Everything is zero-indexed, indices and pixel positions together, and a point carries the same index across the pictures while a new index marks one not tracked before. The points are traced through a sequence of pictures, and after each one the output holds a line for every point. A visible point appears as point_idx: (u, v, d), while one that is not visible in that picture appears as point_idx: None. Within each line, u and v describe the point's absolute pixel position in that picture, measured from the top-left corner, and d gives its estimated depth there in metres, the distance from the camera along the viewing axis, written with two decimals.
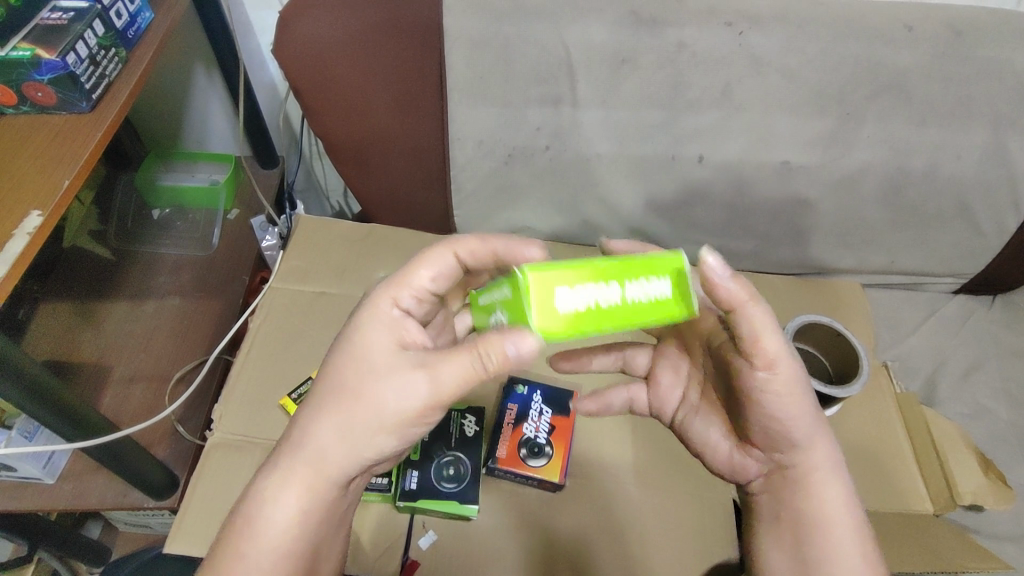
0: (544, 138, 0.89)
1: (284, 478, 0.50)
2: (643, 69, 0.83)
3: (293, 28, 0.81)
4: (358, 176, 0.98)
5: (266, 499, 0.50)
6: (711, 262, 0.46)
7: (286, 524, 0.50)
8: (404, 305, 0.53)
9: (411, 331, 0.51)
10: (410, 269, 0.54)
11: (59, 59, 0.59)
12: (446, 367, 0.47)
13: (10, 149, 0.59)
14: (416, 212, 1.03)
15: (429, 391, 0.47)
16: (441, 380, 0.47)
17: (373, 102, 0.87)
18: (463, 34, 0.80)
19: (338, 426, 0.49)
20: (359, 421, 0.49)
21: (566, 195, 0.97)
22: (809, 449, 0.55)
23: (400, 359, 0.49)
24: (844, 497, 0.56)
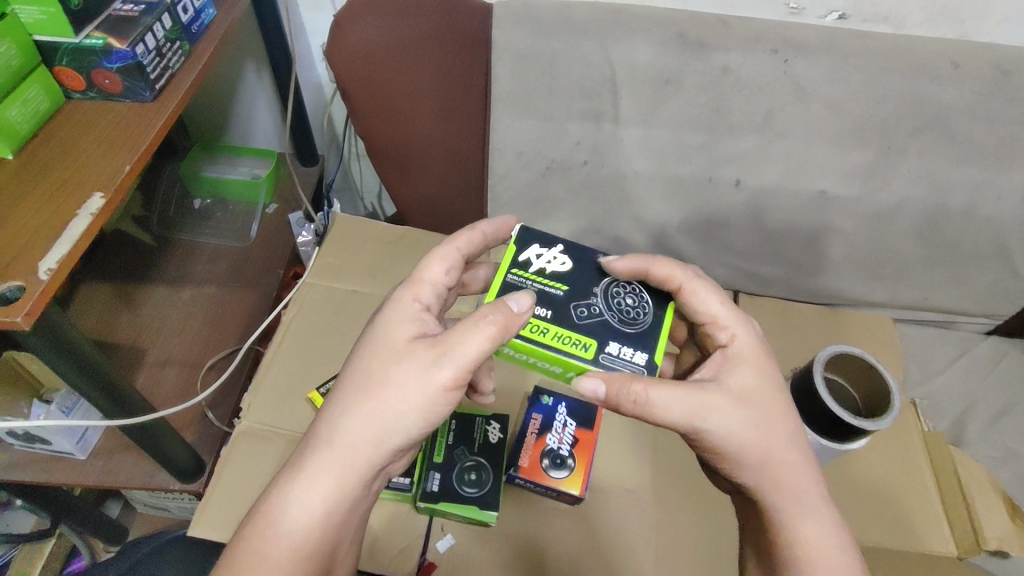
0: (583, 153, 0.90)
1: (301, 475, 0.51)
2: (687, 90, 0.85)
3: (346, 33, 0.84)
4: (397, 179, 1.00)
5: (281, 499, 0.51)
6: (590, 384, 0.52)
7: (298, 522, 0.51)
8: (424, 301, 0.57)
9: (428, 325, 0.56)
10: (428, 267, 0.59)
11: (130, 49, 0.61)
12: (459, 336, 0.51)
13: (79, 134, 0.62)
14: (451, 216, 1.05)
15: (451, 366, 0.51)
16: (457, 349, 0.51)
17: (420, 109, 0.89)
18: (511, 45, 0.83)
19: (370, 418, 0.51)
20: (395, 409, 0.51)
21: (600, 211, 0.95)
22: (801, 495, 0.55)
23: (417, 345, 0.53)
24: (815, 537, 0.54)
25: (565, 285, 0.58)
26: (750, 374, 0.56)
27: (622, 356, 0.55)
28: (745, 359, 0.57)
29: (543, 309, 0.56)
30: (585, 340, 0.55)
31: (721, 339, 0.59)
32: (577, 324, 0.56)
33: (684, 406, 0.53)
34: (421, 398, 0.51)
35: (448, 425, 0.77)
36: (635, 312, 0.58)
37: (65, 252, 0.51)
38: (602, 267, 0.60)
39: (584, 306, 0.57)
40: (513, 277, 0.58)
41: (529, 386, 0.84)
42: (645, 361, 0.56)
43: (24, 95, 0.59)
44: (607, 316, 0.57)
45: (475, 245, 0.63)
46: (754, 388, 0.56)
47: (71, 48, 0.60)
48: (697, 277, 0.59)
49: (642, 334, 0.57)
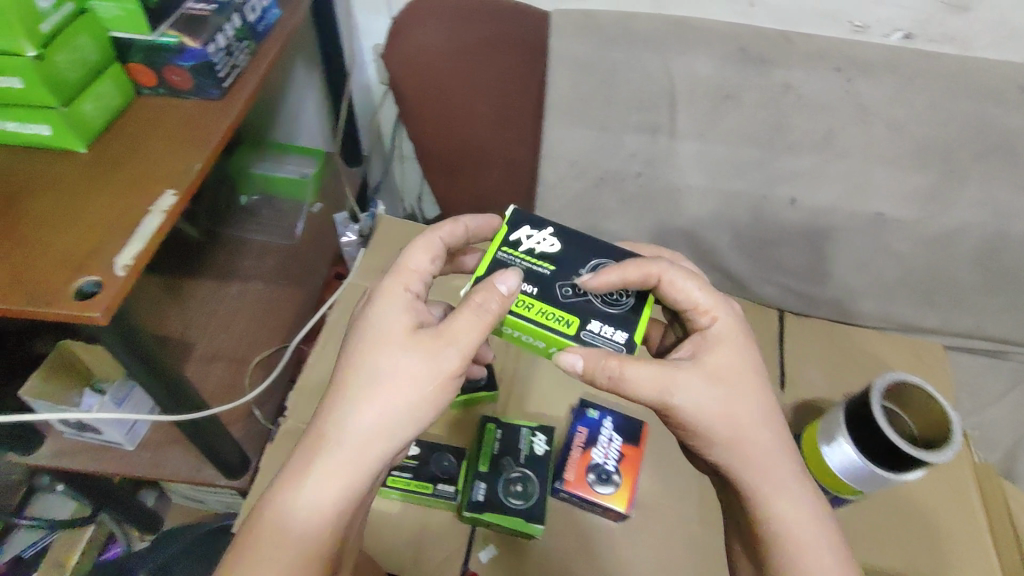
0: (637, 165, 0.89)
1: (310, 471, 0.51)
2: (747, 106, 0.84)
3: (405, 37, 0.85)
4: (444, 183, 0.99)
5: (290, 500, 0.50)
6: (570, 360, 0.53)
7: (311, 521, 0.50)
8: (414, 290, 0.57)
9: (421, 313, 0.56)
10: (412, 255, 0.59)
11: (202, 47, 0.61)
12: (460, 324, 0.52)
13: (148, 129, 0.62)
14: None
15: (455, 353, 0.52)
16: (460, 336, 0.52)
17: (474, 114, 0.89)
18: (568, 54, 0.85)
19: (377, 410, 0.51)
20: (404, 400, 0.52)
21: (652, 224, 0.94)
22: (772, 472, 0.57)
23: (417, 336, 0.53)
24: (786, 512, 0.56)
25: (554, 265, 0.59)
26: (724, 353, 0.58)
27: (601, 333, 0.56)
28: (724, 342, 0.58)
29: (530, 286, 0.57)
30: (568, 317, 0.56)
31: (703, 322, 0.59)
32: (563, 302, 0.57)
33: (655, 381, 0.55)
34: (426, 386, 0.52)
35: (493, 434, 0.76)
36: (619, 295, 0.58)
37: (138, 248, 0.51)
38: (591, 249, 0.60)
39: (570, 285, 0.57)
40: (503, 254, 0.59)
41: (574, 398, 0.83)
42: (623, 340, 0.56)
43: (98, 89, 0.59)
44: (593, 297, 0.57)
45: (455, 238, 0.64)
46: (729, 369, 0.57)
47: (146, 44, 0.61)
48: (668, 271, 0.57)
49: (626, 315, 0.57)
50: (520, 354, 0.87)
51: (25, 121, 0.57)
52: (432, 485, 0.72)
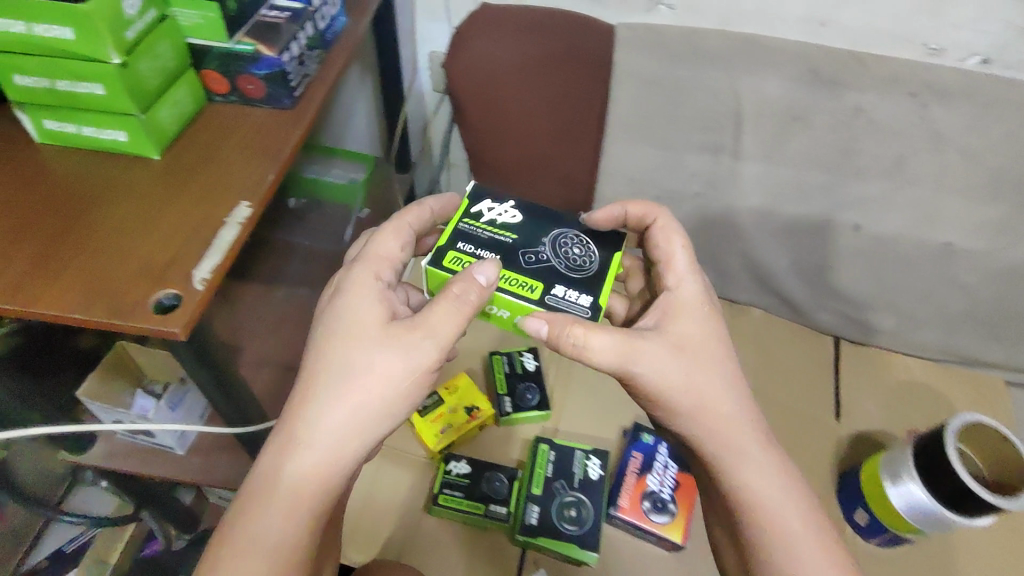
0: (697, 185, 0.87)
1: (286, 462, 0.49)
2: (815, 128, 0.82)
3: (470, 48, 0.83)
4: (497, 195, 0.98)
5: (262, 503, 0.49)
6: (534, 323, 0.54)
7: (282, 526, 0.48)
8: (385, 279, 0.57)
9: (393, 301, 0.56)
10: (381, 242, 0.59)
11: (278, 56, 0.61)
12: (437, 315, 0.52)
13: (220, 137, 0.62)
14: None
15: (432, 345, 0.52)
16: (438, 328, 0.52)
17: (533, 127, 0.88)
18: (632, 70, 0.83)
19: (354, 401, 0.51)
20: (381, 390, 0.51)
21: (708, 245, 0.92)
22: (742, 442, 0.56)
23: (391, 327, 0.53)
24: (760, 484, 0.55)
25: (513, 234, 0.61)
26: (686, 321, 0.58)
27: (567, 297, 0.57)
28: (687, 309, 0.59)
29: (490, 252, 0.59)
30: (530, 282, 0.57)
31: (669, 282, 0.60)
32: (525, 268, 0.58)
33: (618, 348, 0.54)
34: (402, 377, 0.52)
35: (546, 456, 0.75)
36: (582, 260, 0.60)
37: (216, 262, 0.50)
38: (553, 219, 0.62)
39: (532, 253, 0.59)
40: (464, 225, 0.61)
41: (627, 420, 0.82)
42: (588, 304, 0.56)
43: (174, 96, 0.59)
44: (554, 263, 0.59)
45: (421, 223, 0.64)
46: (693, 336, 0.57)
47: (222, 52, 0.60)
48: (665, 215, 0.63)
49: (589, 278, 0.58)
50: (570, 374, 0.86)
51: (103, 127, 0.56)
52: (484, 505, 0.71)
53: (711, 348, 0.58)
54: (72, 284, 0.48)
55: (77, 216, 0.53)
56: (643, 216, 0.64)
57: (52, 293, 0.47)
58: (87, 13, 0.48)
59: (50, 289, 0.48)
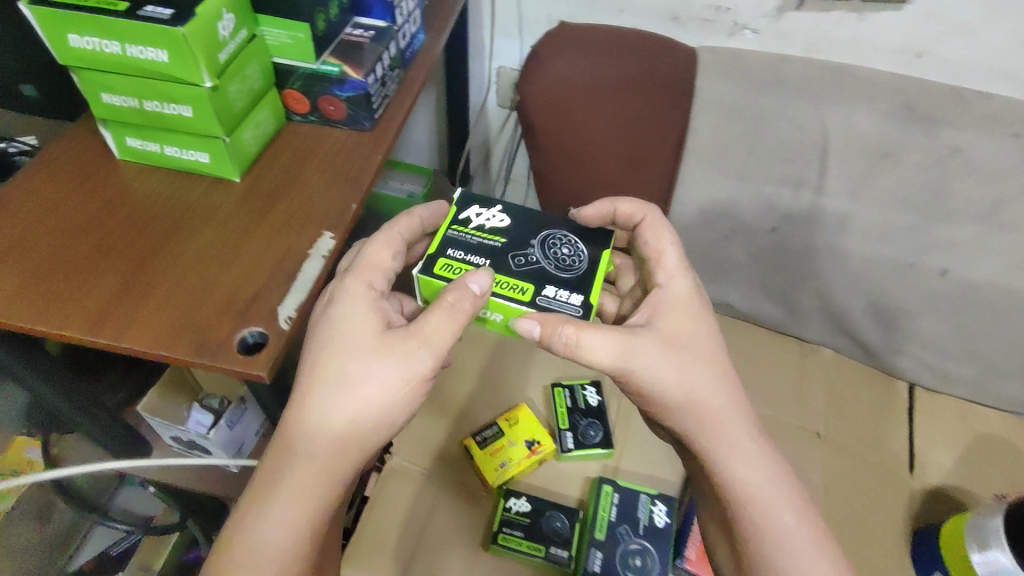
0: (774, 219, 0.84)
1: (279, 488, 0.46)
2: (905, 166, 0.77)
3: (546, 66, 0.81)
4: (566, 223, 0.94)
5: (258, 523, 0.45)
6: (526, 325, 0.50)
7: (281, 547, 0.45)
8: (379, 287, 0.51)
9: (388, 311, 0.50)
10: (371, 251, 0.52)
11: (364, 79, 0.58)
12: (433, 324, 0.47)
13: (300, 160, 0.60)
14: None
15: (430, 355, 0.48)
16: (436, 338, 0.47)
17: (606, 152, 0.84)
18: (715, 97, 0.80)
19: (346, 419, 0.47)
20: (376, 407, 0.47)
21: (781, 282, 0.88)
22: (737, 440, 0.54)
23: (384, 337, 0.48)
24: (756, 483, 0.53)
25: (504, 238, 0.56)
26: (678, 317, 0.55)
27: (560, 298, 0.52)
28: (676, 303, 0.56)
29: (480, 258, 0.54)
30: (521, 285, 0.53)
31: (660, 277, 0.57)
32: (516, 272, 0.54)
33: (611, 343, 0.52)
34: (397, 392, 0.47)
35: (609, 498, 0.72)
36: (571, 258, 0.55)
37: (300, 302, 0.49)
38: (541, 221, 0.57)
39: (522, 256, 0.55)
40: (453, 232, 0.56)
41: None
42: (581, 304, 0.52)
43: (256, 117, 0.57)
44: (544, 264, 0.54)
45: (412, 231, 0.57)
46: (683, 330, 0.55)
47: (308, 72, 0.58)
48: (656, 211, 0.61)
49: (581, 276, 0.54)
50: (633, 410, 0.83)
51: (185, 148, 0.55)
52: (545, 547, 0.69)
53: (705, 344, 0.55)
54: (156, 318, 0.47)
55: (156, 241, 0.52)
56: (632, 216, 0.61)
57: (137, 327, 0.46)
58: (184, 36, 0.46)
59: (135, 323, 0.46)
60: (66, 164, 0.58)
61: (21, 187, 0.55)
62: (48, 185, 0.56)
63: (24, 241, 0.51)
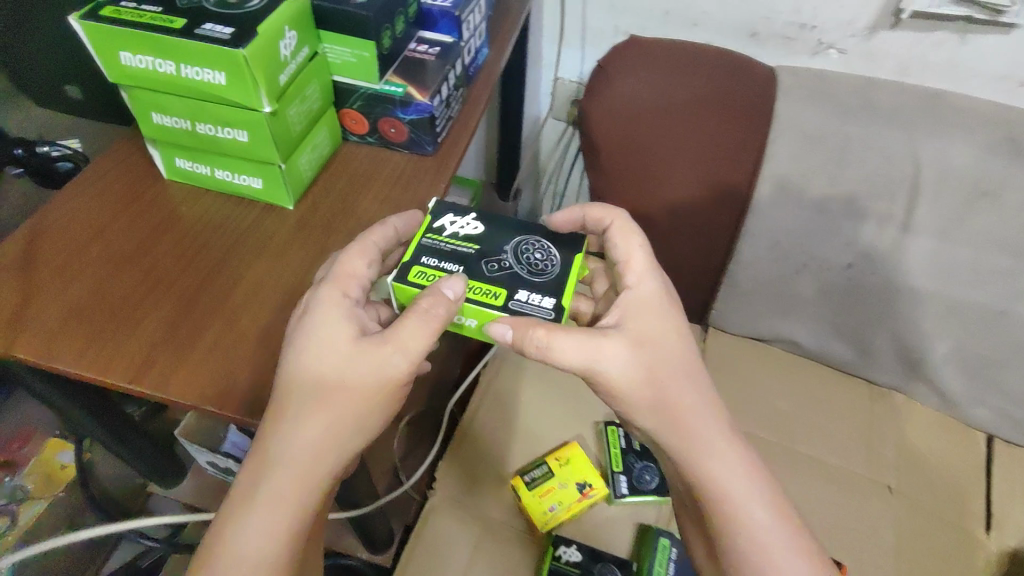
0: (851, 255, 0.77)
1: (246, 508, 0.39)
2: (1006, 207, 0.70)
3: (615, 85, 0.76)
4: None
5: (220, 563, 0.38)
6: (499, 328, 0.44)
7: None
8: (354, 296, 0.44)
9: (364, 323, 0.44)
10: (344, 259, 0.45)
11: (430, 102, 0.54)
12: (410, 332, 0.41)
13: (358, 185, 0.56)
14: None
15: (406, 363, 0.42)
16: (413, 345, 0.41)
17: (674, 177, 0.79)
18: (796, 123, 0.74)
19: (319, 423, 0.41)
20: (355, 409, 0.41)
21: (854, 322, 0.82)
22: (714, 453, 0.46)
23: (355, 349, 0.42)
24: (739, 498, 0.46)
25: (478, 244, 0.49)
26: (650, 319, 0.47)
27: (531, 301, 0.45)
28: (649, 306, 0.48)
29: (454, 265, 0.47)
30: (492, 289, 0.46)
31: (628, 279, 0.49)
32: (489, 279, 0.47)
33: (581, 346, 0.44)
34: (376, 394, 0.42)
35: (666, 553, 0.67)
36: (544, 263, 0.48)
37: None
38: (515, 225, 0.50)
39: (495, 260, 0.48)
40: (426, 241, 0.49)
41: None
42: (553, 306, 0.45)
43: (314, 139, 0.53)
44: (514, 268, 0.47)
45: (390, 245, 0.48)
46: (660, 334, 0.47)
47: (370, 93, 0.54)
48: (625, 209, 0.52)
49: (554, 280, 0.47)
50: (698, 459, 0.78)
51: (238, 172, 0.51)
52: None
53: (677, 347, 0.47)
54: (201, 367, 0.43)
55: (202, 275, 0.48)
56: (599, 220, 0.52)
57: (182, 377, 0.42)
58: (245, 59, 0.42)
59: (180, 373, 0.42)
60: (113, 182, 0.54)
61: (66, 206, 0.52)
62: (92, 207, 0.52)
63: (65, 270, 0.48)
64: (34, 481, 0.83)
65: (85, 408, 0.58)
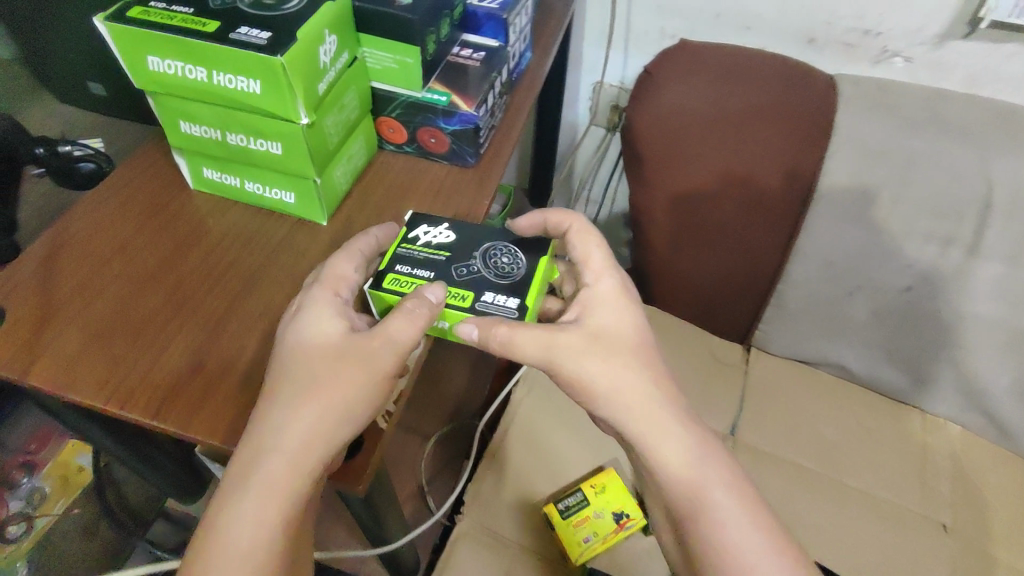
0: (910, 278, 0.73)
1: (228, 518, 0.36)
2: None
3: (665, 93, 0.73)
4: (663, 264, 0.85)
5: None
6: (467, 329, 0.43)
7: None
8: (343, 296, 0.42)
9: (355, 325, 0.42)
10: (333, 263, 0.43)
11: (475, 112, 0.50)
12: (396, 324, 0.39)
13: (397, 201, 0.52)
14: (713, 314, 0.89)
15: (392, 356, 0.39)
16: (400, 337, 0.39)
17: (723, 191, 0.76)
18: (857, 137, 0.69)
19: (310, 414, 0.38)
20: (347, 399, 0.38)
21: (908, 349, 0.77)
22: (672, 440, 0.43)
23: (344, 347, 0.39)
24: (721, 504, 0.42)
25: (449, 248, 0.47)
26: (607, 312, 0.45)
27: (496, 303, 0.44)
28: (607, 300, 0.46)
29: (423, 270, 0.45)
30: (457, 292, 0.44)
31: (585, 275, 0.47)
32: (457, 283, 0.45)
33: (537, 341, 0.43)
34: (364, 394, 0.39)
35: None
36: (511, 265, 0.46)
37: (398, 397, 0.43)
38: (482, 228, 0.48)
39: (463, 264, 0.46)
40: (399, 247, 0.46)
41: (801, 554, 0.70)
42: (517, 305, 0.44)
43: (349, 150, 0.50)
44: (480, 270, 0.45)
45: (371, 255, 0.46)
46: (620, 329, 0.45)
47: (411, 101, 0.50)
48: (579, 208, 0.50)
49: (521, 281, 0.45)
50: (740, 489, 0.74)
51: (268, 184, 0.48)
52: None
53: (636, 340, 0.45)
54: (229, 403, 0.40)
55: (229, 297, 0.45)
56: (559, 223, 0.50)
57: (209, 414, 0.39)
58: (284, 67, 0.38)
59: (206, 410, 0.39)
60: (135, 193, 0.51)
61: (87, 219, 0.49)
62: (113, 221, 0.49)
63: (83, 289, 0.45)
64: (49, 484, 0.78)
65: (98, 421, 0.56)
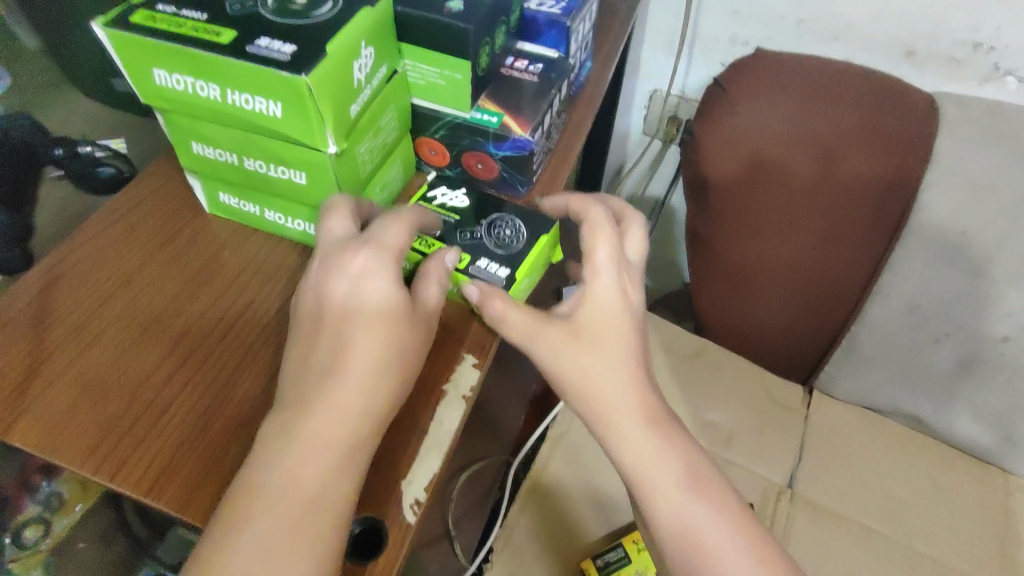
0: (1010, 328, 0.63)
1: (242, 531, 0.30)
2: None
3: (738, 108, 0.65)
4: (722, 294, 0.78)
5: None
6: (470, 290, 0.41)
7: None
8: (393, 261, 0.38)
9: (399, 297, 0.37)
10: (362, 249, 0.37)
11: (530, 137, 0.43)
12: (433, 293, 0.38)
13: None
14: (774, 351, 0.81)
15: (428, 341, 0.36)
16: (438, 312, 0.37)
17: (798, 220, 0.68)
18: (959, 168, 0.61)
19: (319, 450, 0.32)
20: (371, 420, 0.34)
21: (999, 405, 0.68)
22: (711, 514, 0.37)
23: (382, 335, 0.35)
24: None
25: (461, 211, 0.45)
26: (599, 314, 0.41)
27: (487, 270, 0.42)
28: (609, 302, 0.41)
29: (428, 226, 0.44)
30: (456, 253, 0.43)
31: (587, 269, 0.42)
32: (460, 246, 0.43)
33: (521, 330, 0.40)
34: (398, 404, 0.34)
35: None
36: (512, 237, 0.44)
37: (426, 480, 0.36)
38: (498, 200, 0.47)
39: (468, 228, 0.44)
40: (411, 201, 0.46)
41: None
42: (507, 276, 0.42)
43: (385, 177, 0.44)
44: (482, 236, 0.44)
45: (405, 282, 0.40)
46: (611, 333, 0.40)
47: (457, 121, 0.44)
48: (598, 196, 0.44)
49: (520, 255, 0.43)
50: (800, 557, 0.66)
51: (291, 215, 0.42)
52: None
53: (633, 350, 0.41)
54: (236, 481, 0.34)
55: (244, 347, 0.39)
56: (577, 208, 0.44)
57: (211, 494, 0.34)
58: (310, 89, 0.32)
59: (209, 489, 0.34)
60: (146, 216, 0.45)
61: (90, 246, 0.43)
62: (120, 249, 0.43)
63: (82, 333, 0.39)
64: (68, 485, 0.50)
65: None
